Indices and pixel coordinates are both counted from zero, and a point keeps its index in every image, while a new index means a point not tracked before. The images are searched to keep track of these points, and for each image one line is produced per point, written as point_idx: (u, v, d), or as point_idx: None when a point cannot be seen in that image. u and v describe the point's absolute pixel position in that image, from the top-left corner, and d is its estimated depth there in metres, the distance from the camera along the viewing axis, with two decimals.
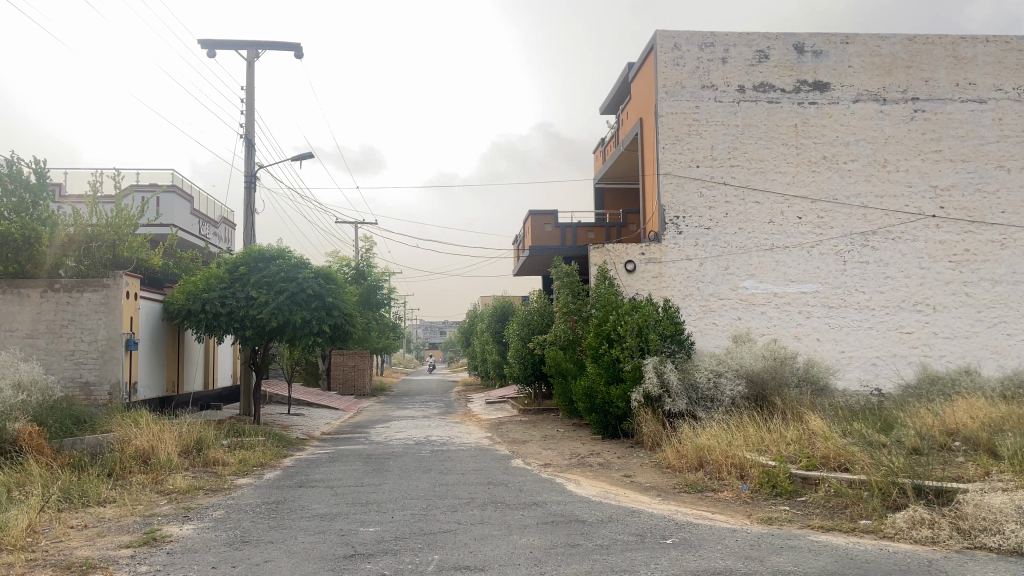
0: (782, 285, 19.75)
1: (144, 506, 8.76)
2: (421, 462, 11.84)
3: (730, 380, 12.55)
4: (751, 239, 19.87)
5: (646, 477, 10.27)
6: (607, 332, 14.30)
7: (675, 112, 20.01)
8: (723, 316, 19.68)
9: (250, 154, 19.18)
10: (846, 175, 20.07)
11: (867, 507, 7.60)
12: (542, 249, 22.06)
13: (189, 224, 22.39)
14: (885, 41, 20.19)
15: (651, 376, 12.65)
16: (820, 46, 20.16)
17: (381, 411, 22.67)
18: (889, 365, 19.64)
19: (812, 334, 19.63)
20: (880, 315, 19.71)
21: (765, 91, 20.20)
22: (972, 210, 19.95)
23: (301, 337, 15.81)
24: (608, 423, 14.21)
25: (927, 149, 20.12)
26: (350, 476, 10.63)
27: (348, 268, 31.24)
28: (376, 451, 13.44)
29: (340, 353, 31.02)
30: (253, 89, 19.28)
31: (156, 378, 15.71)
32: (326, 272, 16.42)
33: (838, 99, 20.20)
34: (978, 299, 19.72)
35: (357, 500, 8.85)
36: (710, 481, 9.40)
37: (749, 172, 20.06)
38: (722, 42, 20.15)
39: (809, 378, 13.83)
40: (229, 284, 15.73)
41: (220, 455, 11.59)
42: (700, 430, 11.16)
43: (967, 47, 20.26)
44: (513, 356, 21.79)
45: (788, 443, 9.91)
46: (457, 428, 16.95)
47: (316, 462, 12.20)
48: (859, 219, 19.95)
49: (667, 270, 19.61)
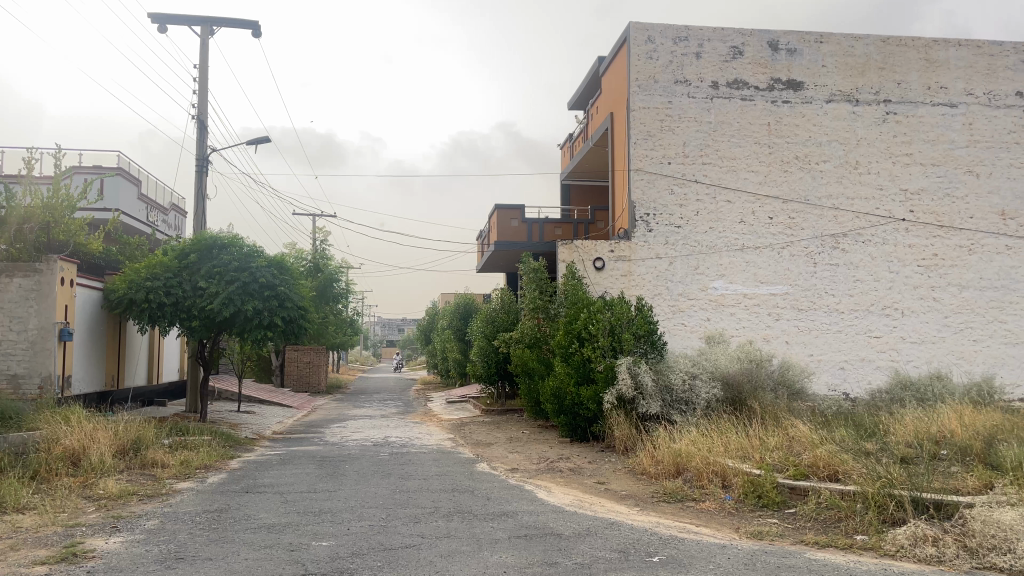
0: (752, 287, 19.38)
1: (68, 515, 7.83)
2: (379, 466, 11.05)
3: (705, 383, 12.07)
4: (721, 239, 19.47)
5: (621, 484, 9.66)
6: (578, 331, 13.67)
7: (647, 107, 19.48)
8: (692, 317, 19.24)
9: (202, 138, 18.12)
10: (818, 176, 19.79)
11: (863, 522, 7.07)
12: (507, 245, 21.43)
13: (135, 209, 21.19)
14: (859, 41, 19.99)
15: (625, 377, 12.02)
16: (795, 44, 19.87)
17: (336, 410, 21.73)
18: (857, 370, 19.43)
19: (781, 336, 19.31)
20: (848, 318, 19.49)
21: (739, 88, 19.82)
22: (940, 215, 19.85)
23: (252, 330, 14.89)
24: (577, 426, 13.60)
25: (899, 151, 19.96)
26: (302, 481, 9.80)
27: (304, 261, 30.18)
28: (331, 453, 12.60)
29: (295, 349, 29.84)
30: (206, 68, 18.24)
31: (94, 371, 14.62)
32: (280, 261, 15.53)
33: (812, 98, 19.91)
34: (945, 304, 19.61)
35: (310, 509, 8.04)
36: (691, 491, 8.83)
37: (720, 170, 19.65)
38: (696, 37, 19.71)
39: (785, 382, 13.42)
40: (177, 272, 14.72)
41: (159, 456, 10.67)
42: (677, 434, 10.60)
43: (939, 51, 20.15)
44: (477, 354, 21.05)
45: (771, 451, 9.39)
46: (418, 428, 16.20)
47: (264, 464, 11.32)
48: (830, 221, 19.69)
49: (636, 268, 19.10)
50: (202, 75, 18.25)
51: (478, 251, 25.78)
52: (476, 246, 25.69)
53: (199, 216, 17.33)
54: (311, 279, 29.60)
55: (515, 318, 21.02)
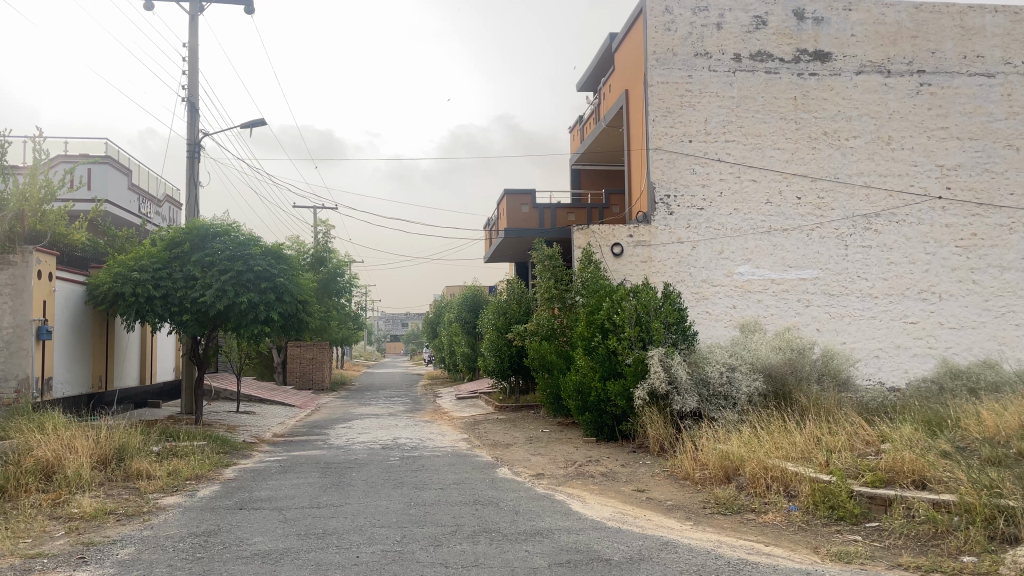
0: (780, 271, 18.24)
1: (31, 542, 6.73)
2: (390, 473, 9.94)
3: (745, 375, 10.91)
4: (747, 221, 18.32)
5: (663, 492, 8.57)
6: (600, 321, 12.54)
7: (665, 81, 18.28)
8: (718, 304, 18.12)
9: (193, 122, 17.00)
10: (848, 153, 18.61)
11: (968, 540, 5.94)
12: (518, 232, 20.32)
13: (125, 200, 20.13)
14: (890, 8, 18.78)
15: (657, 371, 10.89)
16: (821, 12, 18.67)
17: (340, 409, 20.63)
18: (892, 358, 18.29)
19: (812, 324, 18.18)
20: (882, 303, 18.33)
21: (763, 60, 18.63)
22: (979, 191, 18.67)
23: (248, 325, 13.81)
24: (603, 424, 12.47)
25: (933, 125, 18.76)
26: (304, 493, 8.67)
27: (305, 254, 29.11)
28: (336, 458, 11.51)
29: (297, 346, 28.69)
30: (197, 46, 17.07)
31: (78, 373, 13.52)
32: (276, 250, 14.43)
33: (840, 70, 18.72)
34: (985, 287, 18.46)
35: (312, 530, 6.92)
36: (747, 500, 7.73)
37: (745, 148, 18.48)
38: (717, 7, 18.50)
39: (830, 372, 12.27)
40: (166, 263, 13.61)
41: (145, 467, 9.56)
42: (720, 434, 9.50)
43: (975, 18, 18.94)
44: (488, 348, 19.93)
45: (835, 452, 8.27)
46: (428, 429, 15.12)
47: (262, 473, 10.22)
48: (862, 200, 18.53)
49: (657, 254, 17.95)
50: (192, 54, 17.14)
51: (487, 239, 24.64)
52: (485, 234, 24.57)
53: (191, 204, 16.23)
54: (313, 273, 28.56)
55: (528, 309, 19.93)
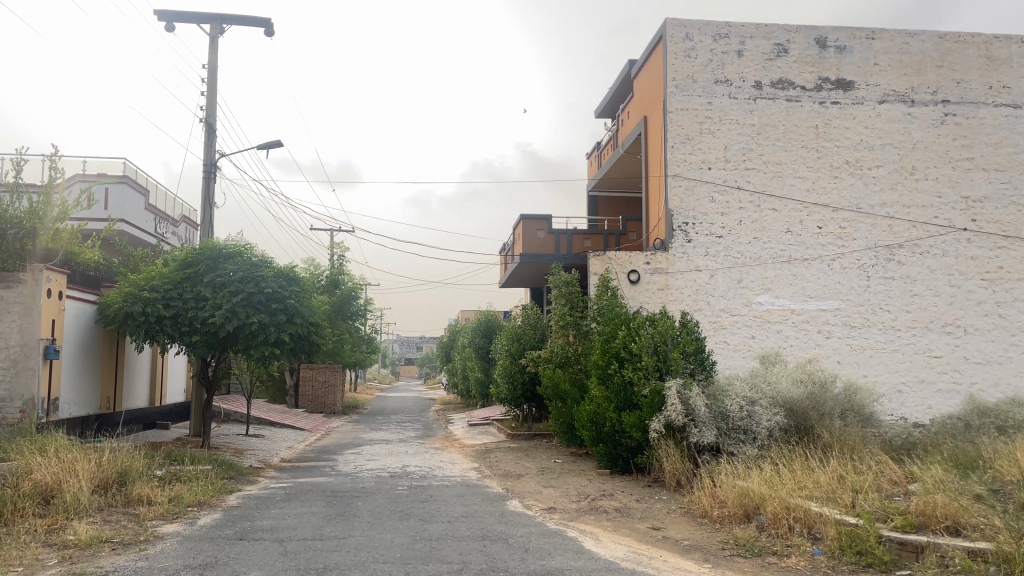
0: (800, 302, 17.88)
1: (22, 571, 6.49)
2: (397, 504, 9.62)
3: (766, 409, 10.53)
4: (766, 250, 18.00)
5: (679, 531, 8.21)
6: (617, 350, 12.23)
7: (685, 108, 18.10)
8: (736, 334, 17.75)
9: (210, 143, 16.99)
10: (870, 183, 18.29)
11: None
12: (534, 257, 20.10)
13: (142, 219, 20.15)
14: (914, 38, 18.55)
15: (674, 403, 10.54)
16: (844, 41, 18.47)
17: (351, 434, 20.34)
18: (916, 393, 17.80)
19: (832, 356, 17.75)
20: (905, 336, 17.89)
21: (784, 88, 18.42)
22: (1005, 224, 18.26)
23: (257, 347, 13.64)
24: (618, 456, 12.11)
25: (958, 156, 18.42)
26: (308, 524, 8.39)
27: (320, 276, 29.04)
28: (342, 486, 11.23)
29: (310, 368, 28.46)
30: (216, 68, 17.11)
31: (86, 393, 13.38)
32: (288, 272, 14.28)
33: (863, 99, 18.46)
34: (1012, 322, 17.98)
35: (313, 565, 6.63)
36: (768, 542, 7.36)
37: (765, 177, 18.22)
38: (738, 34, 18.35)
39: (854, 407, 11.85)
40: (177, 284, 13.49)
41: (146, 492, 9.33)
42: (739, 471, 9.12)
43: (1001, 48, 18.66)
44: (501, 374, 19.64)
45: (860, 492, 7.88)
46: (439, 457, 14.80)
47: (266, 501, 9.95)
48: (884, 231, 18.16)
49: (674, 281, 17.65)
50: (212, 76, 17.19)
51: (502, 264, 24.44)
52: (500, 259, 24.38)
53: (205, 224, 16.16)
54: (328, 296, 28.45)
55: (543, 335, 19.69)
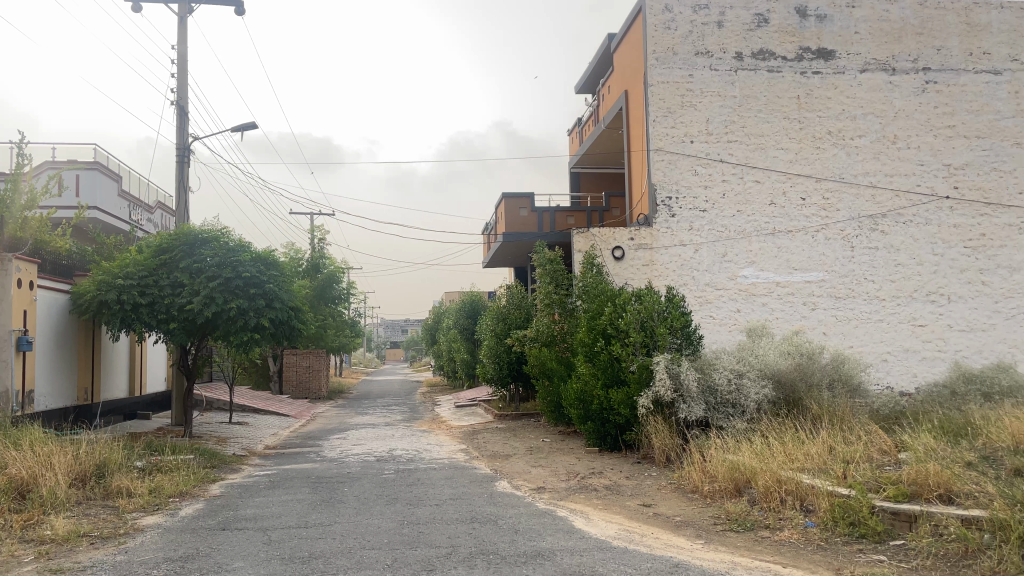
0: (785, 274, 17.82)
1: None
2: (383, 488, 9.47)
3: (754, 382, 10.45)
4: (750, 223, 17.91)
5: (670, 507, 8.12)
6: (603, 327, 12.10)
7: (666, 81, 17.88)
8: (721, 308, 17.69)
9: (182, 126, 16.59)
10: (853, 153, 18.20)
11: (1001, 559, 5.44)
12: (517, 236, 19.91)
13: (115, 206, 19.73)
14: (894, 5, 18.40)
15: (662, 378, 10.43)
16: (824, 9, 18.29)
17: (337, 419, 20.17)
18: (901, 362, 17.85)
19: (818, 327, 17.75)
20: (890, 306, 17.90)
21: (765, 59, 18.24)
22: (987, 190, 18.25)
23: (237, 333, 13.40)
24: (606, 433, 12.02)
25: (940, 124, 18.35)
26: (293, 512, 8.21)
27: (301, 261, 28.70)
28: (328, 472, 11.05)
29: (293, 354, 28.09)
30: (186, 48, 16.69)
31: (62, 385, 13.10)
32: (267, 255, 14.01)
33: (844, 68, 18.33)
34: (995, 288, 18.03)
35: (297, 554, 6.46)
36: (760, 516, 7.28)
37: (747, 149, 18.08)
38: (717, 5, 18.12)
39: (841, 377, 11.80)
40: (152, 271, 13.18)
41: (127, 484, 9.11)
42: (729, 444, 9.04)
43: (980, 14, 18.57)
44: (487, 354, 19.50)
45: (851, 462, 7.81)
46: (426, 439, 14.67)
47: (251, 489, 9.77)
48: (868, 201, 18.11)
49: (659, 257, 17.53)
50: (181, 57, 16.75)
51: (485, 244, 24.24)
52: (483, 238, 24.17)
53: (180, 210, 15.80)
54: (310, 280, 28.14)
55: (528, 314, 19.48)
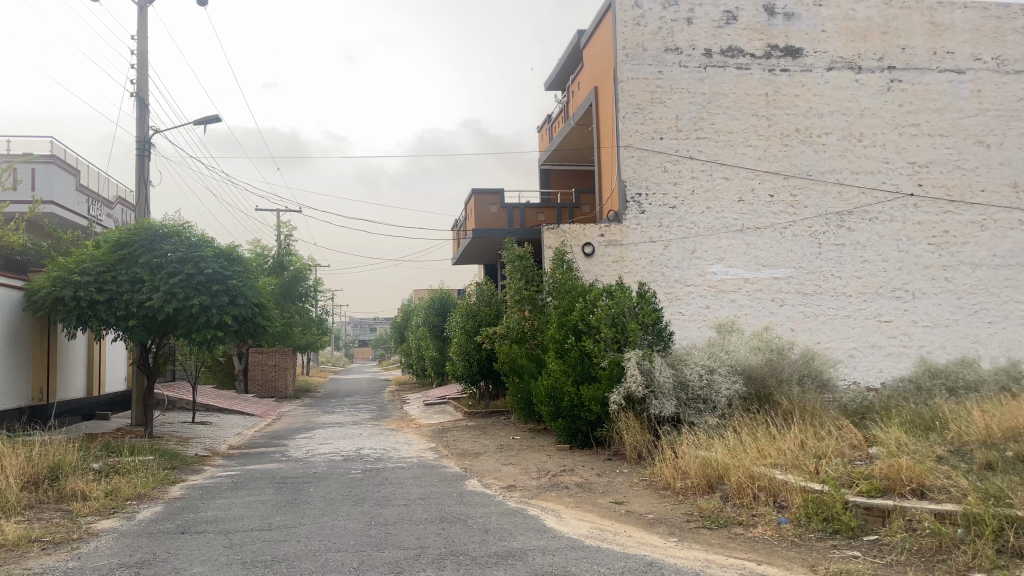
0: (754, 271, 17.89)
1: None
2: (350, 488, 9.24)
3: (725, 377, 10.41)
4: (719, 219, 17.94)
5: (642, 504, 8.02)
6: (574, 323, 11.98)
7: (635, 77, 17.84)
8: (690, 305, 17.71)
9: (142, 119, 16.13)
10: (820, 150, 18.33)
11: (975, 555, 5.41)
12: (486, 232, 19.73)
13: (73, 201, 19.16)
14: (860, 4, 18.56)
15: (634, 374, 10.35)
16: (792, 7, 18.39)
17: (303, 418, 19.82)
18: (867, 358, 18.03)
19: (785, 323, 17.85)
20: (856, 302, 18.07)
21: (733, 56, 18.28)
22: (951, 188, 18.50)
23: (199, 331, 13.04)
24: (577, 430, 11.91)
25: (905, 122, 18.56)
26: (256, 514, 7.95)
27: (267, 258, 28.22)
28: (293, 472, 10.79)
29: (259, 352, 27.60)
30: (147, 39, 16.24)
31: (16, 384, 12.65)
32: (230, 251, 13.66)
33: (811, 66, 18.44)
34: (958, 285, 18.28)
35: (260, 558, 6.22)
36: (733, 512, 7.21)
37: (716, 146, 18.11)
38: (687, 1, 18.12)
39: (811, 373, 11.82)
40: (110, 266, 12.77)
41: (82, 486, 8.77)
42: (700, 441, 8.98)
43: (945, 14, 18.80)
44: (456, 351, 19.30)
45: (823, 458, 7.78)
46: (394, 438, 14.45)
47: (212, 490, 9.47)
48: (834, 198, 18.25)
49: (629, 253, 17.48)
50: (141, 48, 16.28)
51: (454, 240, 24.02)
52: (452, 235, 23.96)
53: (140, 204, 15.36)
54: (276, 278, 27.67)
55: (499, 311, 19.46)
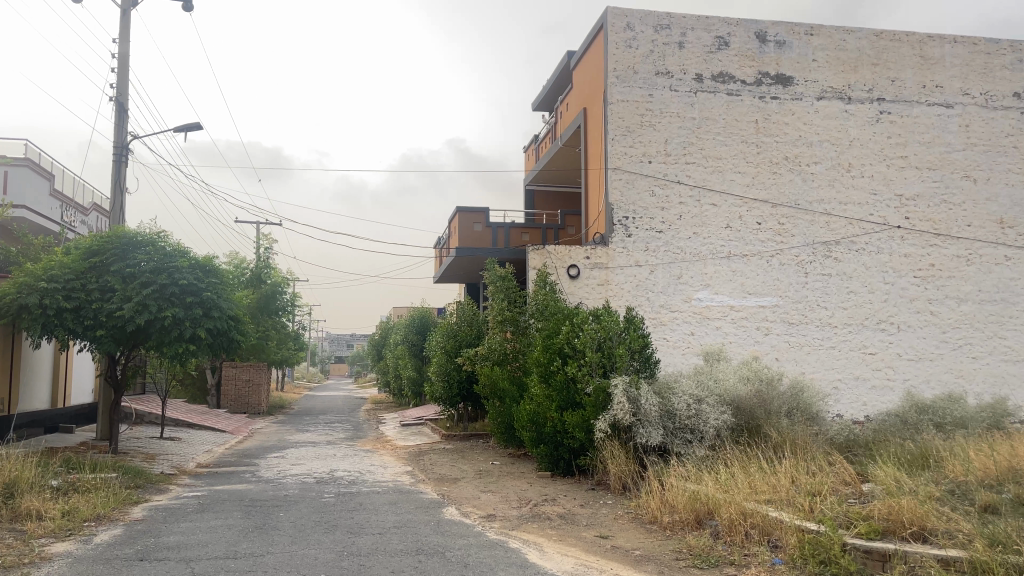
0: (739, 298, 17.72)
1: None
2: (322, 514, 8.80)
3: (714, 407, 10.12)
4: (706, 245, 17.78)
5: (629, 539, 7.67)
6: (559, 346, 11.68)
7: (625, 100, 17.71)
8: (675, 331, 17.47)
9: (121, 124, 15.71)
10: (808, 179, 18.27)
11: None
12: (470, 251, 19.42)
13: (46, 205, 18.63)
14: (851, 35, 18.62)
15: (621, 402, 10.03)
16: (783, 35, 18.40)
17: (275, 435, 19.27)
18: (851, 390, 17.87)
19: (771, 353, 17.65)
20: (841, 333, 17.93)
21: (724, 82, 18.23)
22: (937, 222, 18.50)
23: (170, 344, 12.59)
24: (559, 457, 11.57)
25: (892, 154, 18.58)
26: (221, 540, 7.49)
27: (245, 270, 27.68)
28: (263, 494, 10.32)
29: (233, 366, 27.02)
30: (129, 42, 15.87)
31: None
32: (206, 262, 13.26)
33: (801, 95, 18.43)
34: (943, 318, 18.23)
35: None
36: (724, 551, 6.88)
37: (705, 171, 17.99)
38: (679, 26, 18.07)
39: (800, 406, 11.58)
40: (80, 274, 12.28)
41: (37, 506, 8.25)
42: (689, 473, 8.67)
43: (934, 48, 18.90)
44: (436, 372, 18.89)
45: (816, 495, 7.49)
46: (370, 460, 14.01)
47: (177, 513, 8.99)
48: (822, 227, 18.16)
49: (614, 277, 17.24)
50: (123, 52, 15.90)
51: (437, 258, 23.71)
52: (435, 253, 23.64)
53: (115, 211, 14.91)
54: (253, 291, 27.13)
55: (480, 331, 19.14)
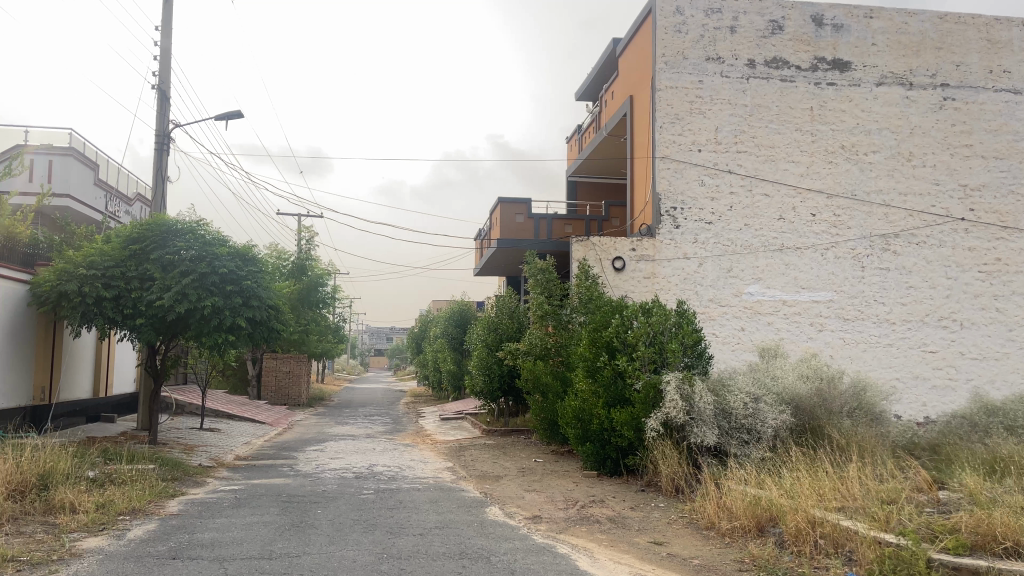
0: (792, 292, 17.00)
1: None
2: (360, 512, 8.45)
3: (772, 406, 9.56)
4: (758, 237, 17.09)
5: (685, 546, 7.16)
6: (608, 340, 11.18)
7: (674, 86, 17.08)
8: (724, 326, 16.85)
9: (163, 112, 15.59)
10: (866, 169, 17.45)
11: None
12: (512, 242, 19.00)
13: (90, 195, 18.69)
14: (914, 17, 17.72)
15: (674, 399, 9.51)
16: (841, 19, 17.60)
17: (314, 428, 19.09)
18: (911, 390, 17.03)
19: (825, 350, 16.92)
20: (900, 330, 17.11)
21: (778, 67, 17.49)
22: (1004, 214, 17.55)
23: (209, 333, 12.38)
24: (606, 455, 11.09)
25: (957, 142, 17.64)
26: (257, 538, 7.18)
27: (285, 262, 27.64)
28: (300, 489, 10.02)
29: (274, 358, 27.06)
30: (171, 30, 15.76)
31: (17, 384, 12.06)
32: (246, 250, 13.03)
33: (859, 81, 17.62)
34: (1010, 316, 17.28)
35: None
36: (791, 562, 6.35)
37: (757, 160, 17.30)
38: (731, 9, 17.38)
39: (861, 405, 10.95)
40: (121, 262, 12.13)
41: (72, 498, 8.04)
42: (748, 477, 8.14)
43: (1002, 31, 17.92)
44: (476, 366, 18.51)
45: (890, 503, 6.93)
46: (410, 455, 13.68)
47: (212, 507, 8.72)
48: (880, 219, 17.34)
49: (661, 270, 16.66)
50: (165, 40, 15.79)
51: (478, 251, 23.36)
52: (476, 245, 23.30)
53: (156, 199, 14.78)
54: (293, 283, 27.06)
55: (521, 324, 18.72)
